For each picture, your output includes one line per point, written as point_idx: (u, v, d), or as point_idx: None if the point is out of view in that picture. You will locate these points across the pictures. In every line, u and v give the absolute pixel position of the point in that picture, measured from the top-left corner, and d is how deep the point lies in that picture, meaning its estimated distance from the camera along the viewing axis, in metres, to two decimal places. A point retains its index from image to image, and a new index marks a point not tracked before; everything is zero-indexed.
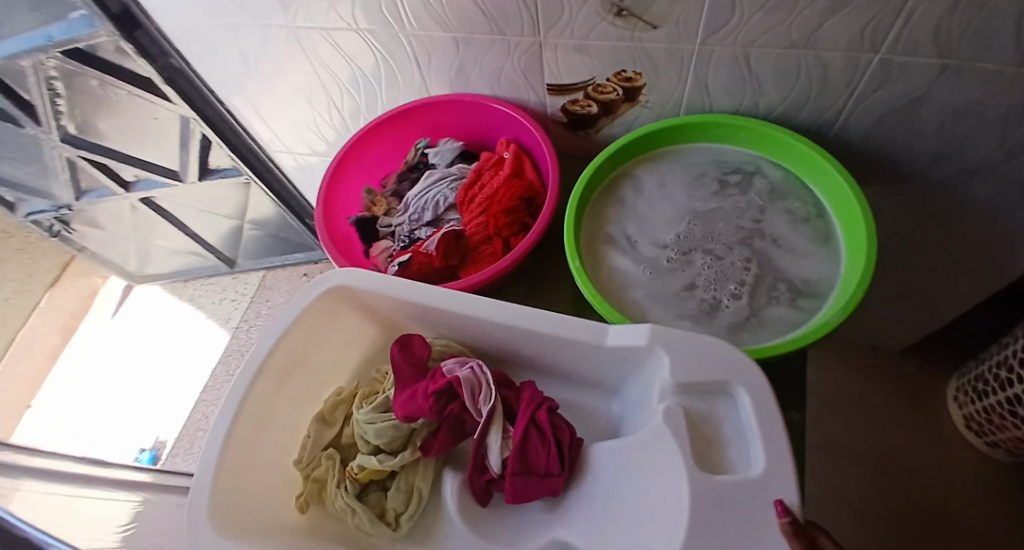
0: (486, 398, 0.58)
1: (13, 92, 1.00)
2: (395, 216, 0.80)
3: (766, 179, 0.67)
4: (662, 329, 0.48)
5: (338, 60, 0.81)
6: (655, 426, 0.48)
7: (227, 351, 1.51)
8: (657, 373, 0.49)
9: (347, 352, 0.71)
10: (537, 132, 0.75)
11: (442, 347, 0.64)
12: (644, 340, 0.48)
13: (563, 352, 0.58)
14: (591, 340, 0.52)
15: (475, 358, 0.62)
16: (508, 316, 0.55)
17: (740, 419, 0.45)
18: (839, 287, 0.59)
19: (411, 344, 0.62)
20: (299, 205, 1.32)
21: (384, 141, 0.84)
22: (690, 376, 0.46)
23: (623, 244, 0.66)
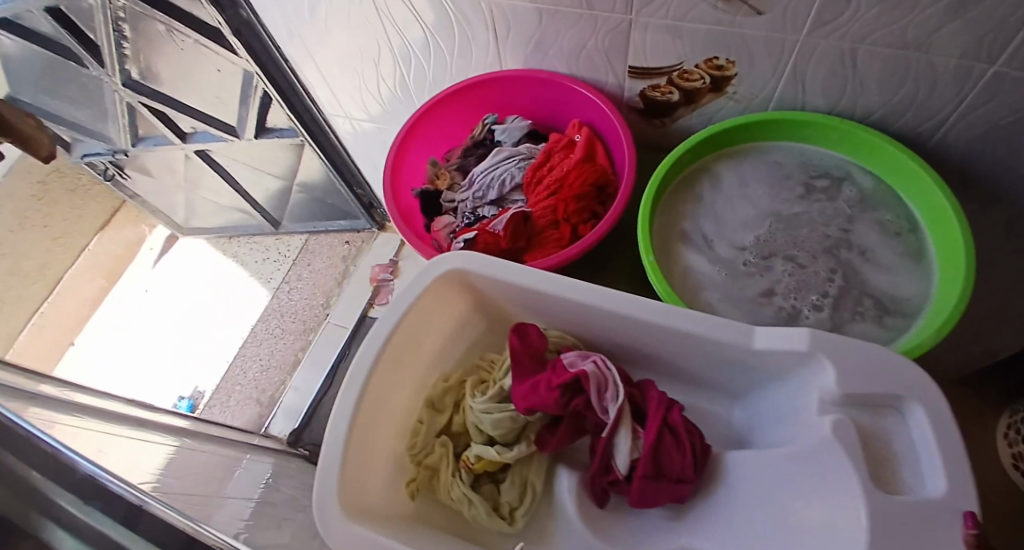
0: (613, 396, 0.57)
1: (79, 31, 0.99)
2: (459, 192, 0.80)
3: (856, 187, 0.63)
4: (824, 335, 0.46)
5: (411, 26, 0.78)
6: (821, 435, 0.46)
7: (267, 311, 1.57)
8: (818, 382, 0.48)
9: (454, 340, 0.70)
10: (613, 117, 0.72)
11: (557, 338, 0.63)
12: (804, 345, 0.46)
13: (674, 346, 0.58)
14: (738, 341, 0.50)
15: (595, 354, 0.61)
16: (598, 303, 0.55)
17: (912, 438, 0.43)
18: (929, 308, 0.56)
19: (527, 337, 0.60)
20: (348, 170, 1.33)
21: (451, 113, 0.82)
22: (861, 387, 0.44)
23: (697, 242, 0.64)
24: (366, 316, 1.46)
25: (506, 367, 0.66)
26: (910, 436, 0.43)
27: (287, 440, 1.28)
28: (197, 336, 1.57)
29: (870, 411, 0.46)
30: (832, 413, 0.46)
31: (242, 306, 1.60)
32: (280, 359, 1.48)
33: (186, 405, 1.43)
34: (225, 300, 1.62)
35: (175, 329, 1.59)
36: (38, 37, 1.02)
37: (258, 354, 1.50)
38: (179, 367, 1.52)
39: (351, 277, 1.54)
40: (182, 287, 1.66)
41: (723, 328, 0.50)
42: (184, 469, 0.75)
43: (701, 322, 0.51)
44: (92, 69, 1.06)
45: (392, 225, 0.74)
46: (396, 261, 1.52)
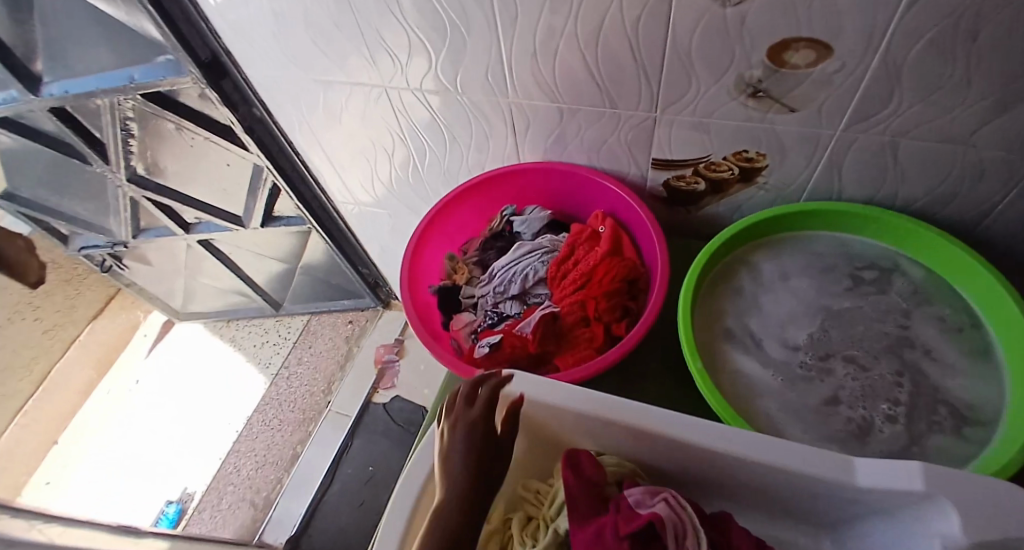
0: (694, 542, 0.49)
1: (84, 129, 0.98)
2: (478, 287, 0.76)
3: (907, 279, 0.60)
4: (936, 468, 0.42)
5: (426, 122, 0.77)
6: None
7: (265, 401, 1.48)
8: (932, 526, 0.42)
9: (497, 469, 0.61)
10: (639, 208, 0.69)
11: (616, 467, 0.58)
12: (920, 484, 0.42)
13: (737, 473, 0.52)
14: (831, 473, 0.46)
15: (662, 490, 0.55)
16: (655, 423, 0.52)
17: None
18: (1009, 414, 0.50)
19: (581, 467, 0.56)
20: (353, 252, 1.31)
21: (468, 206, 0.79)
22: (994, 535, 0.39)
23: (744, 341, 0.60)
24: (369, 403, 1.39)
25: (559, 503, 0.57)
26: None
27: (284, 546, 1.20)
28: (185, 432, 1.47)
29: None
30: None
31: (237, 397, 1.51)
32: (278, 454, 1.38)
33: (168, 521, 1.32)
34: (216, 390, 1.53)
35: (163, 424, 1.50)
36: (43, 136, 1.01)
37: (254, 450, 1.40)
38: (166, 468, 1.42)
39: (355, 360, 1.48)
40: (172, 377, 1.58)
41: (816, 458, 0.47)
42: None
43: (793, 456, 0.48)
44: (96, 166, 1.06)
45: (410, 327, 0.69)
46: (402, 340, 1.46)
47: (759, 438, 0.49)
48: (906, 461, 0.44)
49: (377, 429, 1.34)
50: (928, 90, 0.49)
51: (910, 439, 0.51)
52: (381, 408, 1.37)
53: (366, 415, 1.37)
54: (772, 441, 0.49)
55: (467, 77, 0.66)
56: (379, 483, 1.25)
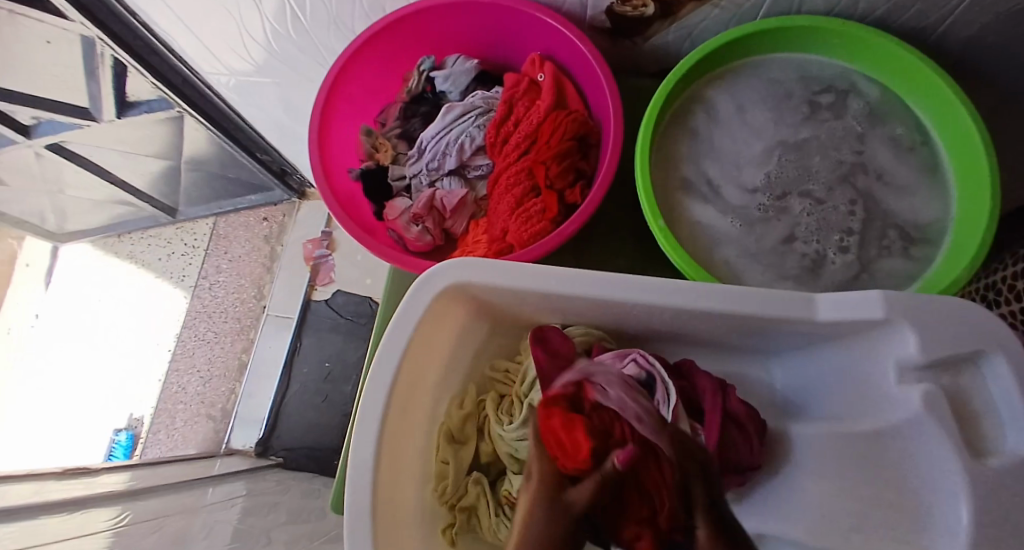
0: (665, 394, 0.50)
1: None
2: (408, 164, 0.68)
3: (863, 99, 0.57)
4: (899, 294, 0.43)
5: None
6: (907, 412, 0.42)
7: (191, 315, 1.36)
8: (892, 348, 0.45)
9: (460, 358, 0.60)
10: (580, 47, 0.59)
11: (585, 336, 0.57)
12: (883, 314, 0.43)
13: (701, 323, 0.52)
14: (796, 313, 0.47)
15: (632, 350, 0.55)
16: (624, 292, 0.49)
17: (993, 394, 0.41)
18: (953, 229, 0.52)
19: (549, 341, 0.54)
20: (246, 138, 1.10)
21: (377, 65, 0.65)
22: (943, 351, 0.42)
23: (703, 190, 0.57)
24: (309, 301, 1.31)
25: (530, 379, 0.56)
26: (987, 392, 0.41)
27: (255, 452, 1.20)
28: (113, 362, 1.36)
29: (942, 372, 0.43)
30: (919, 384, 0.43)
31: (158, 317, 1.38)
32: (222, 365, 1.31)
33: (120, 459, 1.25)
34: (134, 314, 1.39)
35: (84, 357, 1.37)
36: None
37: (195, 366, 1.32)
38: (106, 401, 1.33)
39: (281, 259, 1.35)
40: (75, 306, 1.41)
41: (788, 301, 0.47)
42: (161, 535, 0.65)
43: (764, 299, 0.47)
44: None
45: (336, 222, 0.60)
46: (329, 232, 1.34)
47: (731, 291, 0.48)
48: (868, 292, 0.45)
49: (324, 326, 1.28)
50: None
51: (859, 264, 0.53)
52: (323, 305, 1.30)
53: (308, 314, 1.30)
54: (728, 288, 0.48)
55: None
56: (340, 378, 1.23)
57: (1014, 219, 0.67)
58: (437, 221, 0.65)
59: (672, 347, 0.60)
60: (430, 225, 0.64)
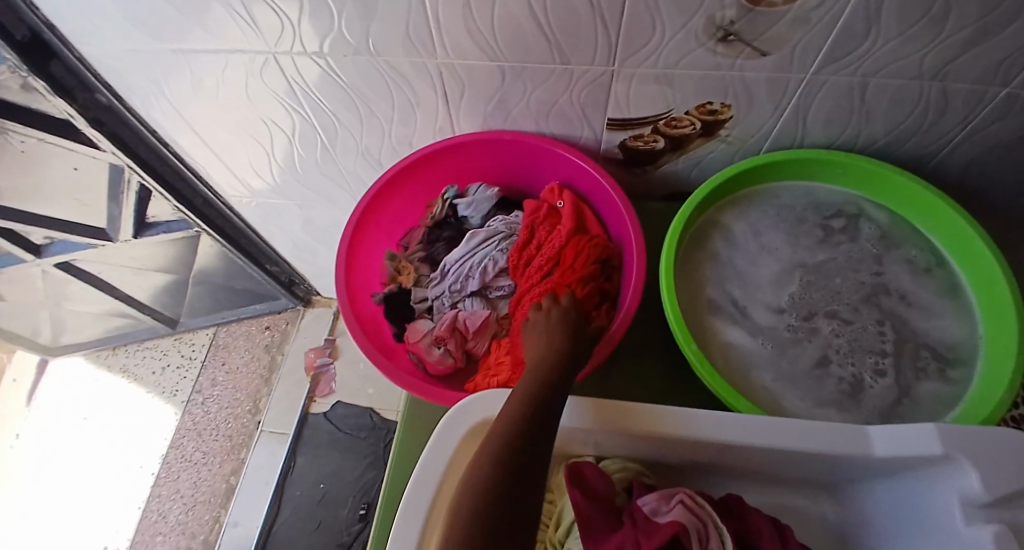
0: (718, 541, 0.46)
1: None
2: (430, 286, 0.68)
3: (872, 224, 0.60)
4: (950, 427, 0.42)
5: (331, 93, 0.62)
6: None
7: (181, 433, 1.28)
8: (949, 487, 0.42)
9: None
10: (600, 178, 0.63)
11: (623, 472, 0.54)
12: (939, 448, 0.41)
13: (745, 458, 0.50)
14: (850, 447, 0.45)
15: (674, 489, 0.51)
16: (665, 426, 0.47)
17: None
18: (984, 353, 0.52)
19: (587, 479, 0.51)
20: (261, 254, 1.12)
21: (403, 193, 0.68)
22: (1006, 487, 0.40)
23: (729, 311, 0.57)
24: (307, 414, 1.24)
25: (567, 522, 0.52)
26: None
27: None
28: (90, 482, 1.25)
29: (1017, 507, 0.40)
30: (988, 523, 0.39)
31: (148, 435, 1.29)
32: (208, 491, 1.20)
33: None
34: (118, 426, 1.31)
35: (64, 478, 1.26)
36: None
37: (179, 492, 1.21)
38: (81, 530, 1.21)
39: (281, 370, 1.30)
40: (63, 422, 1.33)
41: (833, 433, 0.45)
42: None
43: (815, 434, 0.45)
44: None
45: (356, 346, 0.58)
46: (333, 339, 1.31)
47: (776, 420, 0.46)
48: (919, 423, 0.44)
49: (321, 442, 1.20)
50: (908, 27, 0.43)
51: (900, 388, 0.52)
52: (322, 418, 1.22)
53: (306, 427, 1.22)
54: (775, 419, 0.47)
55: (384, 37, 0.52)
56: (337, 500, 1.13)
57: None
58: (460, 343, 0.63)
59: (714, 480, 0.56)
60: (452, 347, 0.62)
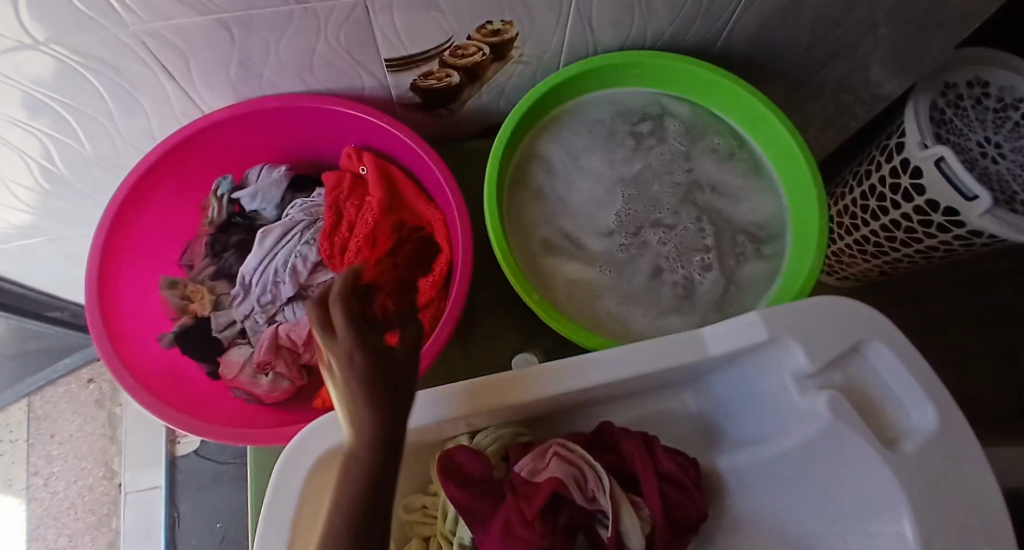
0: (597, 479, 0.46)
1: None
2: (235, 305, 0.58)
3: (678, 120, 0.59)
4: (774, 312, 0.42)
5: (28, 103, 0.45)
6: (818, 422, 0.41)
7: (38, 523, 1.08)
8: (784, 365, 0.43)
9: None
10: (388, 133, 0.55)
11: (499, 439, 0.51)
12: (765, 335, 0.41)
13: (597, 392, 0.48)
14: (690, 357, 0.43)
15: (550, 442, 0.49)
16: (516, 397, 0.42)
17: (880, 374, 0.42)
18: (791, 221, 0.55)
19: (461, 465, 0.47)
20: (35, 304, 0.89)
21: (158, 201, 0.56)
22: (829, 354, 0.41)
23: (563, 246, 0.55)
24: (175, 460, 1.04)
25: (451, 510, 0.49)
26: (878, 372, 0.42)
27: None
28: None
29: (839, 367, 0.42)
30: (820, 389, 0.41)
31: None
32: None
33: None
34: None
35: None
36: None
37: None
38: None
39: (125, 421, 1.09)
40: None
41: (673, 348, 0.43)
42: None
43: (658, 351, 0.43)
44: None
45: (143, 409, 0.48)
46: None
47: (625, 347, 0.43)
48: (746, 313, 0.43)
49: (204, 482, 1.02)
50: None
51: (724, 277, 0.54)
52: (194, 458, 1.03)
53: (178, 474, 1.03)
54: (622, 347, 0.43)
55: (46, 24, 0.36)
56: (240, 535, 0.98)
57: (855, 167, 0.71)
58: (291, 360, 0.55)
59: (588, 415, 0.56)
60: (283, 369, 0.55)
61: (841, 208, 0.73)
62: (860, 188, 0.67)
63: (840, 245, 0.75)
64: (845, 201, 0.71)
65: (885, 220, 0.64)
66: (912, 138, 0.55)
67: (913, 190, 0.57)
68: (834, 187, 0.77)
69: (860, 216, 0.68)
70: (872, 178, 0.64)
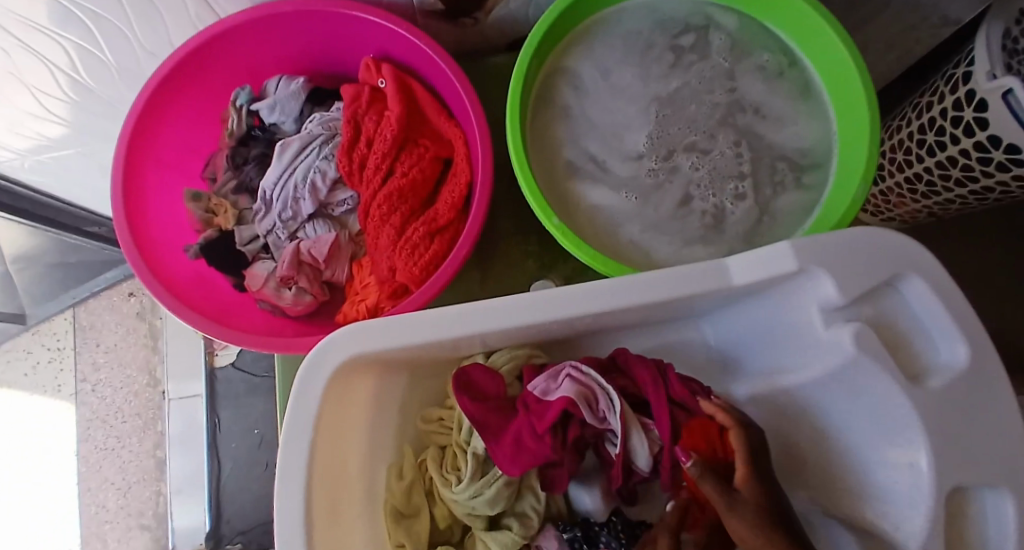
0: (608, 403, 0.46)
1: None
2: (257, 219, 0.58)
3: (723, 32, 0.54)
4: (806, 242, 0.38)
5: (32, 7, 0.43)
6: (843, 354, 0.39)
7: (84, 425, 1.17)
8: (811, 294, 0.41)
9: (382, 435, 0.51)
10: (408, 42, 0.52)
11: (515, 361, 0.52)
12: (794, 265, 0.38)
13: (611, 318, 0.47)
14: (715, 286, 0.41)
15: (563, 363, 0.49)
16: (533, 318, 0.41)
17: (914, 312, 0.40)
18: (838, 149, 0.51)
19: (475, 382, 0.49)
20: (74, 218, 0.92)
21: (178, 110, 0.56)
22: (863, 290, 0.38)
23: (589, 169, 0.53)
24: (214, 370, 1.11)
25: (465, 424, 0.51)
26: (911, 309, 0.40)
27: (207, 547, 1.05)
28: (7, 480, 1.18)
29: (871, 301, 0.40)
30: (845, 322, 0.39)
31: (55, 435, 1.18)
32: (139, 468, 1.14)
33: None
34: (7, 424, 1.20)
35: None
36: None
37: (109, 479, 1.15)
38: (33, 530, 1.16)
39: (165, 334, 1.16)
40: None
41: (700, 277, 0.41)
42: None
43: (683, 280, 0.41)
44: None
45: (173, 313, 0.50)
46: None
47: (648, 276, 0.41)
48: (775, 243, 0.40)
49: (240, 392, 1.09)
50: None
51: (760, 207, 0.51)
52: (231, 369, 1.10)
53: (217, 383, 1.10)
54: (647, 274, 0.41)
55: None
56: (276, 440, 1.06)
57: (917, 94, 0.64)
58: (313, 276, 0.56)
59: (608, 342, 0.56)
60: (305, 284, 0.55)
61: (896, 142, 0.67)
62: (917, 120, 0.61)
63: (891, 181, 0.70)
64: (901, 133, 0.65)
65: (941, 157, 0.58)
66: (981, 67, 0.49)
67: (975, 124, 0.51)
68: (891, 119, 0.71)
69: (915, 152, 0.62)
70: (931, 110, 0.58)
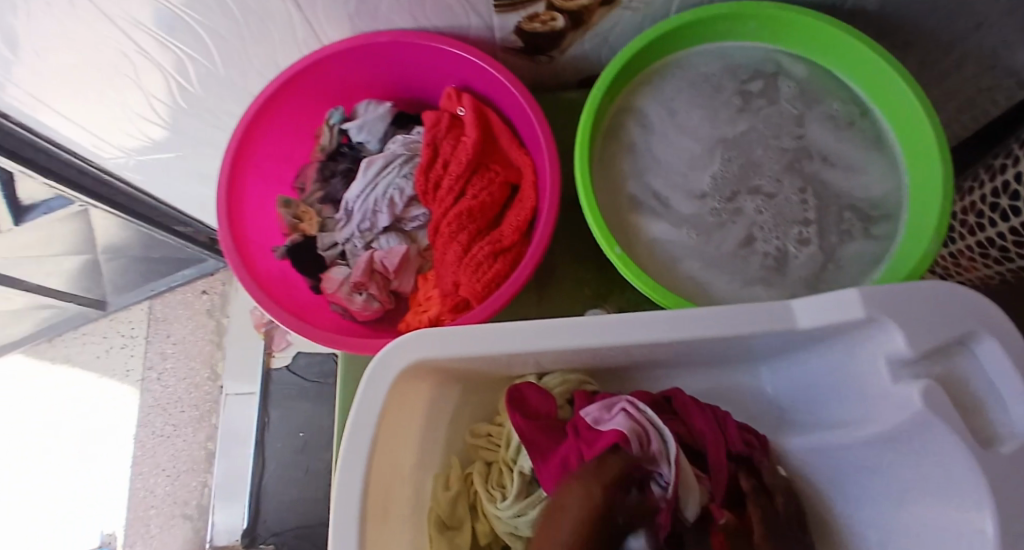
0: (660, 443, 0.46)
1: None
2: (338, 228, 0.63)
3: (792, 80, 0.55)
4: (875, 289, 0.38)
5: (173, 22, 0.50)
6: (909, 409, 0.38)
7: (144, 412, 1.25)
8: (879, 346, 0.40)
9: (433, 444, 0.53)
10: (490, 75, 0.56)
11: (567, 385, 0.53)
12: (862, 312, 0.38)
13: (669, 350, 0.47)
14: (775, 324, 0.42)
15: (618, 396, 0.50)
16: (592, 341, 0.42)
17: (987, 375, 0.38)
18: (909, 202, 0.51)
19: (527, 400, 0.50)
20: (166, 217, 1.01)
21: (279, 125, 0.62)
22: (933, 343, 0.37)
23: (652, 205, 0.54)
24: (270, 371, 1.16)
25: (514, 441, 0.52)
26: (985, 372, 0.38)
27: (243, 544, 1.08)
28: (6, 480, 1.25)
29: (943, 358, 0.39)
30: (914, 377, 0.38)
31: (116, 418, 1.26)
32: (188, 459, 1.20)
33: None
34: (7, 423, 1.28)
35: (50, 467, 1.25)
36: None
37: (160, 465, 1.21)
38: (82, 508, 1.22)
39: (229, 333, 1.24)
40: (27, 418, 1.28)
41: (760, 314, 0.42)
42: None
43: (742, 318, 0.42)
44: None
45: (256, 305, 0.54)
46: None
47: (707, 311, 0.43)
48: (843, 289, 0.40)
49: (290, 395, 1.14)
50: None
51: (825, 253, 0.51)
52: (285, 372, 1.15)
53: (270, 383, 1.15)
54: (706, 309, 0.42)
55: None
56: (319, 445, 1.09)
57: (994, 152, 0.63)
58: (382, 284, 0.60)
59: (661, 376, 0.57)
60: (375, 291, 0.59)
61: (965, 205, 0.65)
62: (991, 183, 0.60)
63: (962, 244, 0.68)
64: (973, 196, 0.63)
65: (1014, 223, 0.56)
66: None
67: None
68: (964, 178, 0.69)
69: (988, 215, 0.61)
70: (1006, 173, 0.57)
